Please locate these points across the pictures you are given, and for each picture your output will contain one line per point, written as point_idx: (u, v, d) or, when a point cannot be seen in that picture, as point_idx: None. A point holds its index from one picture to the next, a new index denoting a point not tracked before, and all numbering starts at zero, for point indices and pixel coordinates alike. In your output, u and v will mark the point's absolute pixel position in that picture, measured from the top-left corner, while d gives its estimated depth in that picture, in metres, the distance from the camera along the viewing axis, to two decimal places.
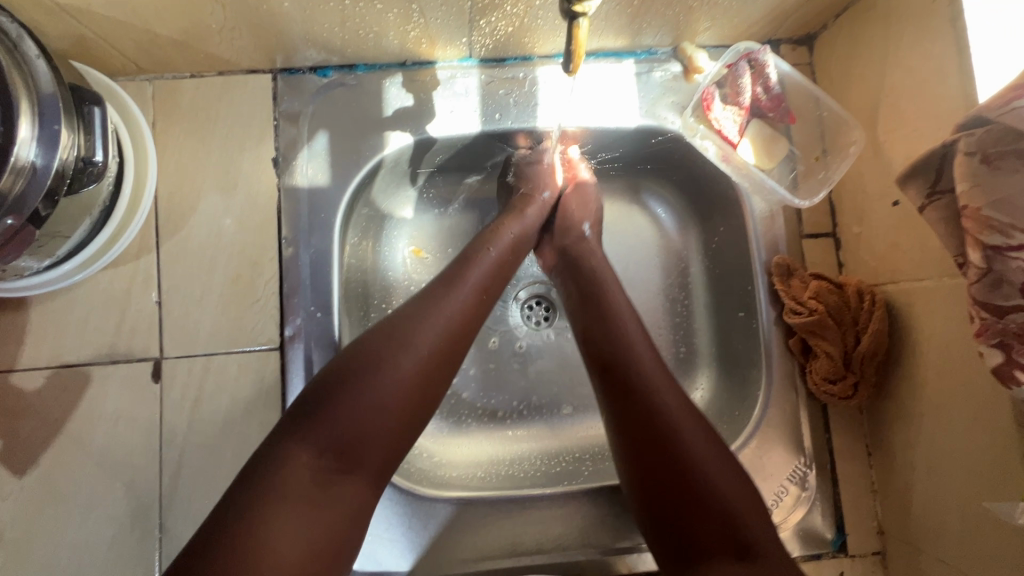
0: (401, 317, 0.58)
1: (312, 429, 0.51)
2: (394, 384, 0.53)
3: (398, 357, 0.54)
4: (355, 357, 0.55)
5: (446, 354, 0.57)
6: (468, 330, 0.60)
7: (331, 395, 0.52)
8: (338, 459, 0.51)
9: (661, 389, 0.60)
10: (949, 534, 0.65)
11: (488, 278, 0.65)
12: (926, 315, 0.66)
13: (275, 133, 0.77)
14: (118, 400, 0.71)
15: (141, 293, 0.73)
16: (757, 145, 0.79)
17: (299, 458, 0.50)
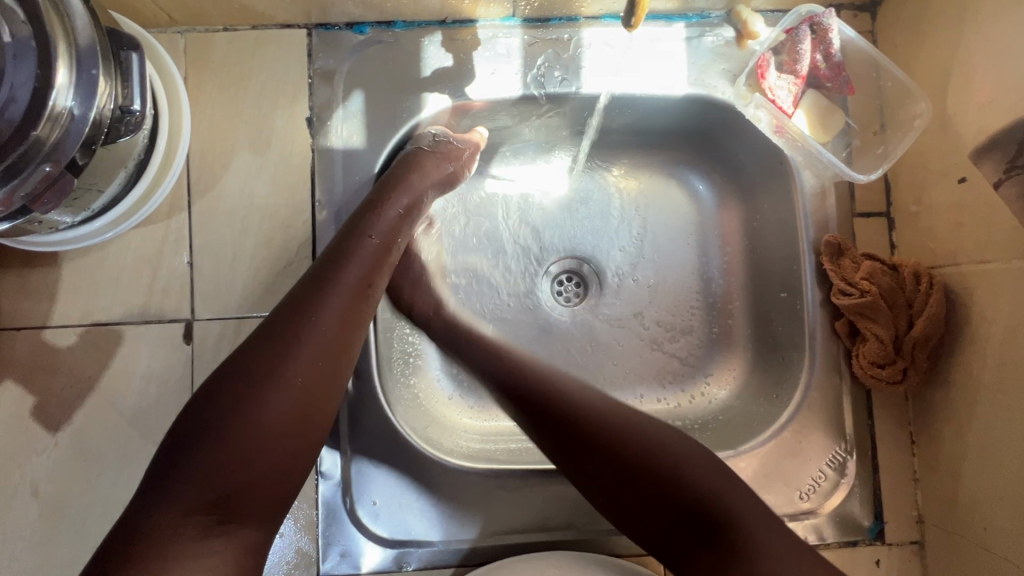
0: (260, 344, 0.52)
1: (170, 488, 0.46)
2: (263, 420, 0.49)
3: (265, 389, 0.50)
4: (211, 399, 0.50)
5: (322, 369, 0.53)
6: (345, 341, 0.55)
7: (190, 447, 0.47)
8: (214, 511, 0.46)
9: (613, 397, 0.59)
10: (998, 526, 0.63)
11: (365, 274, 0.60)
12: (989, 298, 0.63)
13: (309, 91, 0.74)
14: (151, 360, 0.71)
15: (173, 253, 0.72)
16: (813, 117, 0.75)
17: (170, 514, 0.45)
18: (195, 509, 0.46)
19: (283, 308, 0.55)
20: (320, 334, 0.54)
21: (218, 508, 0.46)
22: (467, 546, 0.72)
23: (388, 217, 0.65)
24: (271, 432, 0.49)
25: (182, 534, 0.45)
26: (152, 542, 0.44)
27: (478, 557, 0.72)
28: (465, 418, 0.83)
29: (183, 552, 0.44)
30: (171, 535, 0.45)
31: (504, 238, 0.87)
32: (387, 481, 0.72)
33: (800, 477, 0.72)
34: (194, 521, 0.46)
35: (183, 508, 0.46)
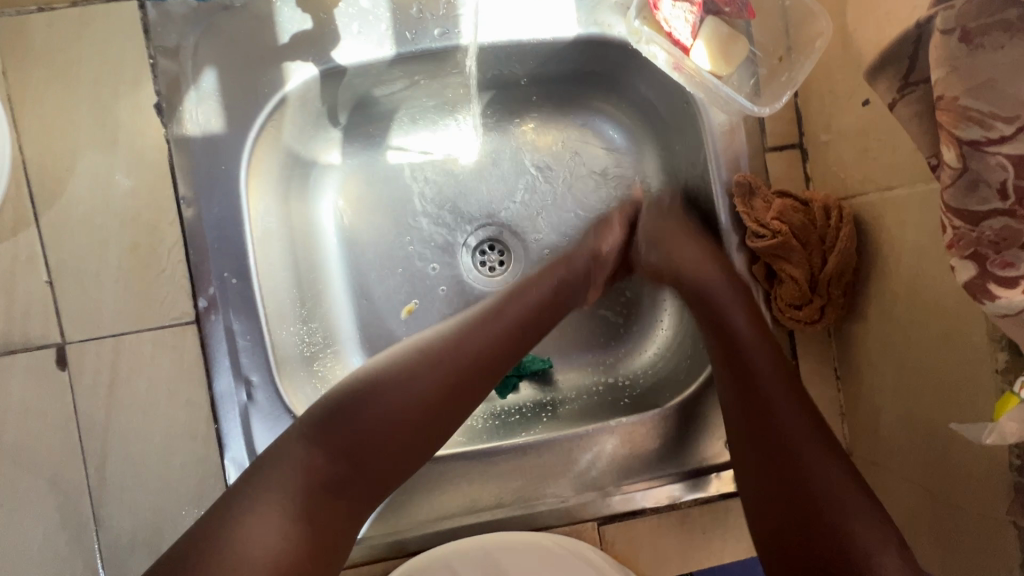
0: (443, 348, 0.59)
1: (322, 431, 0.54)
2: (406, 397, 0.55)
3: (414, 382, 0.56)
4: (378, 371, 0.57)
5: (471, 370, 0.58)
6: (498, 355, 0.60)
7: (352, 404, 0.55)
8: (342, 466, 0.54)
9: (757, 347, 0.62)
10: (914, 456, 0.62)
11: (541, 301, 0.65)
12: (897, 226, 0.60)
13: (152, 74, 0.66)
14: (25, 391, 0.65)
15: (28, 274, 0.65)
16: (713, 48, 0.68)
17: (312, 460, 0.53)
18: (331, 456, 0.54)
19: (477, 316, 0.62)
20: (481, 344, 0.60)
21: (350, 467, 0.54)
22: (398, 538, 0.70)
23: (591, 245, 0.72)
24: (413, 423, 0.55)
25: (320, 474, 0.53)
26: (281, 466, 0.53)
27: (410, 547, 0.70)
28: None
29: (299, 484, 0.53)
30: (296, 476, 0.53)
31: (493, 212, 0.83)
32: None
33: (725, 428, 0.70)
34: (322, 467, 0.54)
35: (314, 451, 0.54)
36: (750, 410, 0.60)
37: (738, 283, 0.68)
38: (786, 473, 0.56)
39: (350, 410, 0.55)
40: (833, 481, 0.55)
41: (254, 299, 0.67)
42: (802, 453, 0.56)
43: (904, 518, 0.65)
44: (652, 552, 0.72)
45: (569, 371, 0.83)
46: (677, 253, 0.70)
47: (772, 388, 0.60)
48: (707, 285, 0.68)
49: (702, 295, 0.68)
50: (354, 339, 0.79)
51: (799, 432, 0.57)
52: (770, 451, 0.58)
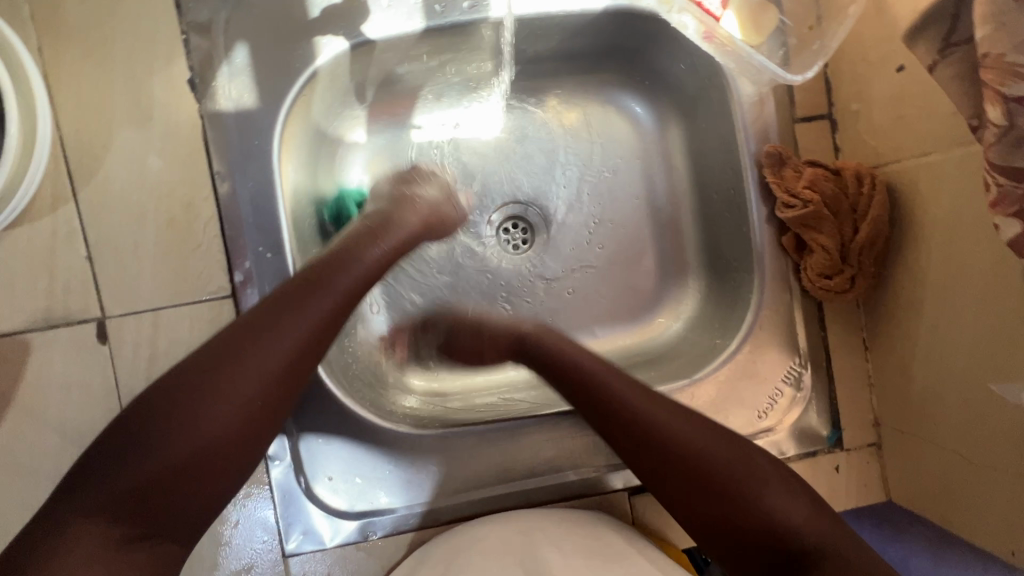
0: (214, 356, 0.51)
1: (105, 488, 0.46)
2: (207, 421, 0.49)
3: (204, 403, 0.49)
4: (161, 391, 0.50)
5: (266, 380, 0.52)
6: (304, 363, 0.55)
7: (134, 443, 0.47)
8: (139, 517, 0.47)
9: (666, 425, 0.59)
10: (947, 422, 0.63)
11: (337, 304, 0.57)
12: (932, 192, 0.60)
13: (185, 50, 0.66)
14: (67, 364, 0.66)
15: (67, 249, 0.66)
16: (743, 16, 0.69)
17: (87, 523, 0.45)
18: (118, 509, 0.46)
19: (235, 326, 0.53)
20: (280, 350, 0.53)
21: (143, 518, 0.47)
22: (432, 508, 0.71)
23: (371, 254, 0.63)
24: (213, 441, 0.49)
25: (93, 541, 0.45)
26: (69, 543, 0.44)
27: (444, 516, 0.71)
28: (423, 382, 0.80)
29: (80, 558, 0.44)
30: (88, 550, 0.44)
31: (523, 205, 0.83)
32: (340, 455, 0.70)
33: (755, 398, 0.71)
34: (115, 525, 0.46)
35: (102, 513, 0.46)
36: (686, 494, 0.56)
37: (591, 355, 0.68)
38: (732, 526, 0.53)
39: (126, 457, 0.47)
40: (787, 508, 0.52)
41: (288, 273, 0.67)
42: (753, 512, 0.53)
43: (938, 483, 0.65)
44: (682, 522, 0.73)
45: (607, 342, 0.83)
46: None
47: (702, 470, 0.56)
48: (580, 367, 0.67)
49: (592, 384, 0.65)
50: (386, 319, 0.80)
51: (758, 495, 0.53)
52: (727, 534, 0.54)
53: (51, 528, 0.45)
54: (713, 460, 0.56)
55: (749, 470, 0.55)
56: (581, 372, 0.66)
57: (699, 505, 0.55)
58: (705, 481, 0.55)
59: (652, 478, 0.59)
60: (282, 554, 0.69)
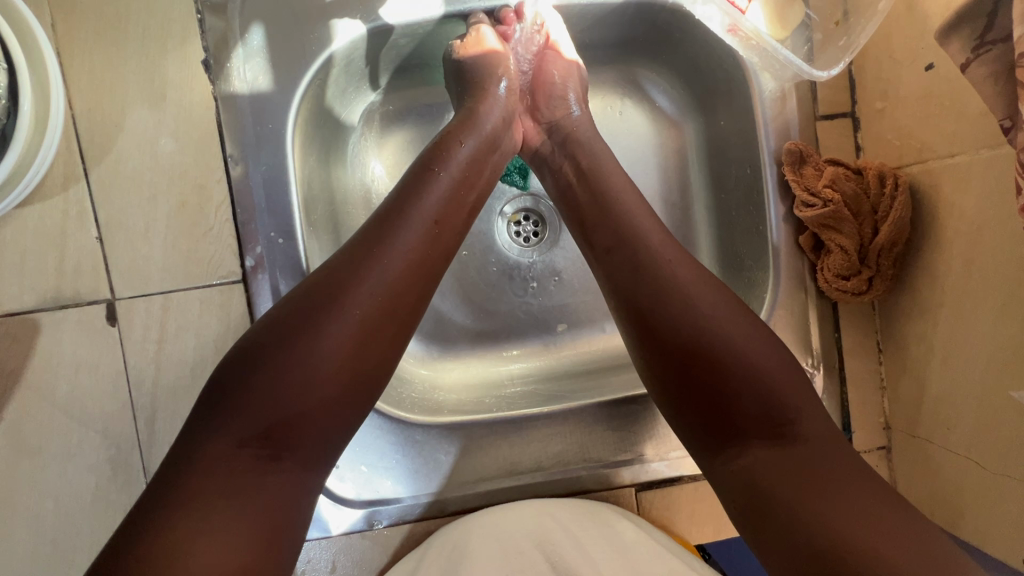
0: (327, 278, 0.49)
1: (234, 414, 0.46)
2: (320, 349, 0.47)
3: (323, 322, 0.47)
4: (274, 323, 0.48)
5: (379, 300, 0.49)
6: (415, 285, 0.52)
7: (244, 378, 0.46)
8: (261, 445, 0.46)
9: (692, 291, 0.52)
10: (961, 428, 0.62)
11: (438, 213, 0.55)
12: (957, 195, 0.59)
13: (201, 30, 0.65)
14: (77, 345, 0.66)
15: (78, 230, 0.65)
16: (770, 8, 0.69)
17: (217, 450, 0.45)
18: (241, 438, 0.45)
19: (348, 249, 0.51)
20: (389, 273, 0.50)
21: (267, 443, 0.46)
22: (438, 498, 0.71)
23: (460, 152, 0.59)
24: (326, 366, 0.47)
25: (234, 465, 0.45)
26: (201, 470, 0.44)
27: (450, 507, 0.71)
28: (432, 371, 0.80)
29: (222, 480, 0.44)
30: (218, 474, 0.44)
31: (537, 197, 0.82)
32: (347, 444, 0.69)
33: None
34: (236, 455, 0.45)
35: (231, 443, 0.45)
36: (693, 374, 0.49)
37: (639, 199, 0.59)
38: (724, 400, 0.48)
39: (249, 384, 0.46)
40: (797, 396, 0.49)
41: (300, 259, 0.67)
42: (748, 384, 0.48)
43: (949, 489, 0.65)
44: (688, 520, 0.73)
45: (618, 338, 0.83)
46: (581, 156, 0.63)
47: (717, 340, 0.49)
48: (625, 218, 0.57)
49: (630, 240, 0.55)
50: None
51: (760, 366, 0.49)
52: (727, 417, 0.48)
53: (185, 459, 0.45)
54: (754, 368, 0.49)
55: (784, 382, 0.49)
56: (614, 232, 0.57)
57: (716, 410, 0.49)
58: (733, 378, 0.48)
59: (659, 355, 0.51)
60: None
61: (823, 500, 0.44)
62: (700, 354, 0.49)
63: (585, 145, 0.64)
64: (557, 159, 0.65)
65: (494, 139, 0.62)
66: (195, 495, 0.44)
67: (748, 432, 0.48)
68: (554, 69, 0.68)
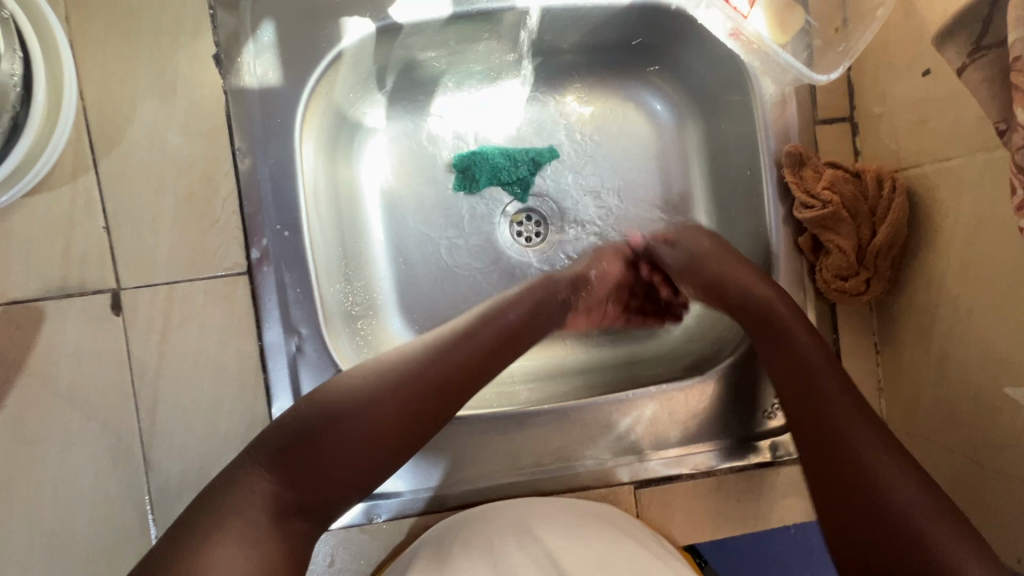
0: (408, 358, 0.57)
1: (283, 458, 0.51)
2: (380, 417, 0.54)
3: (388, 393, 0.54)
4: (348, 386, 0.55)
5: (438, 386, 0.56)
6: (469, 379, 0.59)
7: (312, 429, 0.52)
8: (298, 491, 0.51)
9: (839, 404, 0.58)
10: (958, 428, 0.63)
11: (518, 312, 0.63)
12: (953, 198, 0.61)
13: (212, 25, 0.66)
14: (81, 334, 0.66)
15: (86, 220, 0.66)
16: (770, 17, 0.70)
17: (259, 482, 0.50)
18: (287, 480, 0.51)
19: (432, 340, 0.59)
20: (457, 364, 0.58)
21: (309, 493, 0.51)
22: (438, 494, 0.71)
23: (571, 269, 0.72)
24: (377, 432, 0.53)
25: (270, 501, 0.50)
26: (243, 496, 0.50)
27: (450, 502, 0.71)
28: None
29: (252, 508, 0.49)
30: (254, 502, 0.49)
31: (540, 197, 0.82)
32: None
33: None
34: (282, 494, 0.51)
35: (272, 475, 0.51)
36: (840, 488, 0.55)
37: (789, 304, 0.66)
38: (871, 519, 0.52)
39: (313, 436, 0.52)
40: (915, 503, 0.51)
41: (305, 251, 0.67)
42: (882, 501, 0.52)
43: (945, 489, 0.65)
44: (686, 518, 0.73)
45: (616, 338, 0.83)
46: (732, 285, 0.68)
47: (860, 456, 0.55)
48: (776, 321, 0.65)
49: (795, 350, 0.63)
50: (392, 304, 0.79)
51: (896, 490, 0.52)
52: (872, 532, 0.52)
53: (228, 483, 0.51)
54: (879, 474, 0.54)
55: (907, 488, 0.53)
56: (739, 309, 0.68)
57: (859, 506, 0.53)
58: (864, 497, 0.53)
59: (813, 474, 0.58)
60: None
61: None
62: (848, 468, 0.55)
63: (725, 268, 0.69)
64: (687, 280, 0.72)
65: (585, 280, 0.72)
66: (235, 515, 0.48)
67: (883, 552, 0.51)
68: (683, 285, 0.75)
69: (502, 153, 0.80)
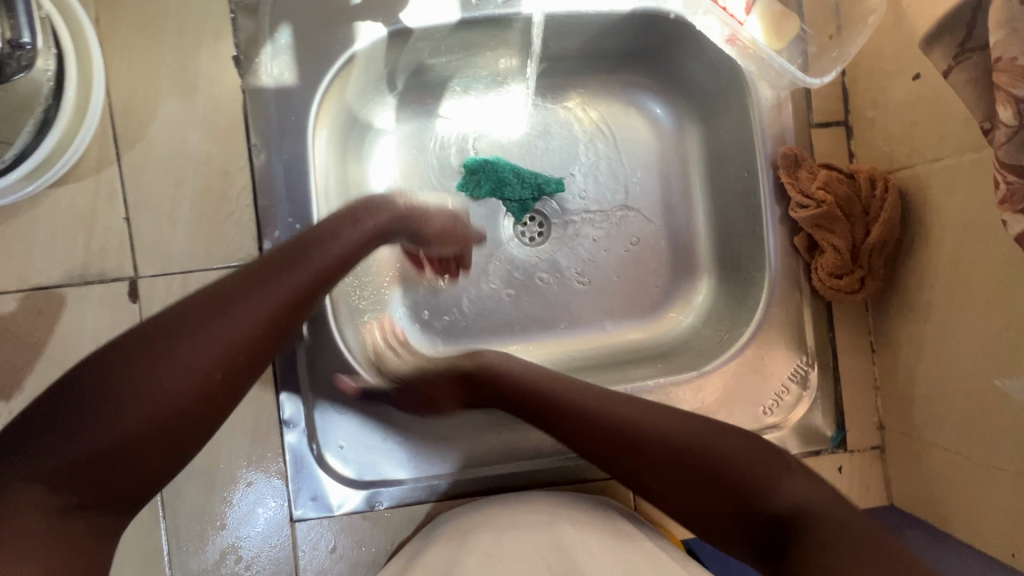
0: (158, 321, 0.46)
1: (73, 472, 0.41)
2: (146, 398, 0.43)
3: (142, 366, 0.43)
4: (105, 354, 0.44)
5: (229, 357, 0.46)
6: (261, 341, 0.49)
7: (65, 416, 0.41)
8: (75, 492, 0.41)
9: (675, 437, 0.55)
10: (953, 424, 0.64)
11: (305, 283, 0.53)
12: (944, 197, 0.62)
13: (233, 28, 0.70)
14: (99, 319, 0.69)
15: (108, 211, 0.69)
16: (766, 24, 0.73)
17: (29, 499, 0.40)
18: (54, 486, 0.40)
19: (173, 308, 0.47)
20: (233, 329, 0.47)
21: (83, 492, 0.41)
22: (438, 483, 0.72)
23: (376, 225, 0.62)
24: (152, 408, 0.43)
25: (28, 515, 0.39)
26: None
27: (450, 492, 0.73)
28: None
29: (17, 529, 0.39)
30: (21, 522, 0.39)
31: (544, 199, 0.84)
32: (352, 425, 0.71)
33: (761, 394, 0.72)
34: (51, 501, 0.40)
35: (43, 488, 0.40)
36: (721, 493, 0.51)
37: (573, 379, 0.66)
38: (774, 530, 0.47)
39: (63, 422, 0.41)
40: (796, 492, 0.48)
41: None
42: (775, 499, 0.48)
43: (943, 486, 0.65)
44: None
45: (614, 336, 0.84)
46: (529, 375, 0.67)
47: (727, 470, 0.51)
48: (559, 402, 0.63)
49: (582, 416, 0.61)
50: (399, 301, 0.82)
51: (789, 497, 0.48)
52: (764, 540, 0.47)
53: None
54: (742, 468, 0.51)
55: (784, 475, 0.50)
56: (560, 407, 0.63)
57: (783, 530, 0.46)
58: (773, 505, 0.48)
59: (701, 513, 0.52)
60: (290, 518, 0.71)
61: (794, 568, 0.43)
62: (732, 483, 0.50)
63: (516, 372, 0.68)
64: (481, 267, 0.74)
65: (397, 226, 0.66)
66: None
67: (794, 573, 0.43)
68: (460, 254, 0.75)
69: (511, 168, 0.83)
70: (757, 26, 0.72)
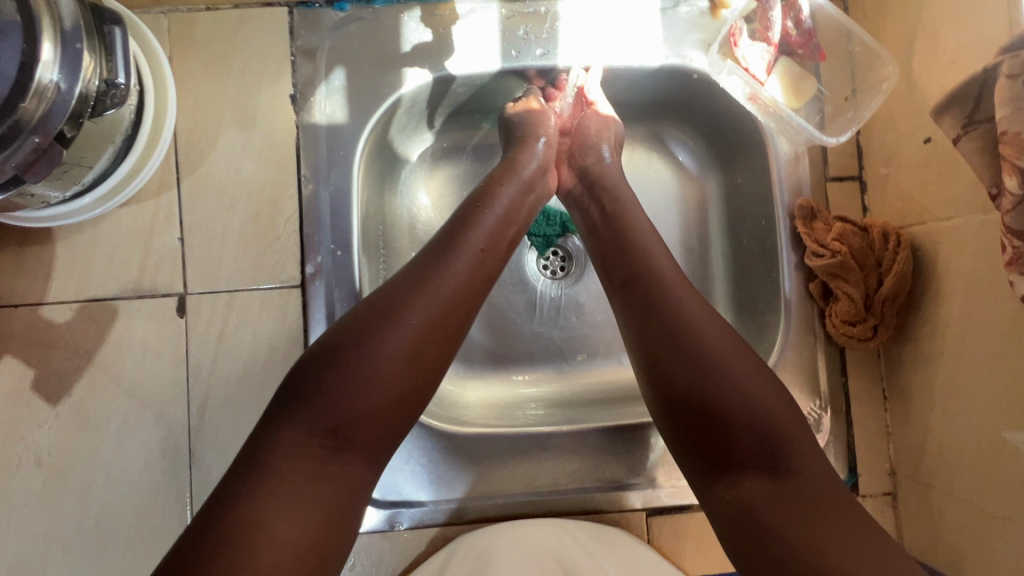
0: (389, 289, 0.54)
1: (328, 421, 0.47)
2: (383, 355, 0.49)
3: (385, 327, 0.50)
4: (343, 327, 0.52)
5: (439, 321, 0.53)
6: (462, 303, 0.55)
7: (318, 376, 0.49)
8: (329, 437, 0.47)
9: (743, 371, 0.52)
10: (963, 473, 0.65)
11: (484, 243, 0.60)
12: (953, 253, 0.66)
13: (292, 69, 0.76)
14: (147, 331, 0.73)
15: (164, 230, 0.74)
16: (786, 84, 0.78)
17: (291, 441, 0.46)
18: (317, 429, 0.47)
19: (395, 281, 0.54)
20: (442, 289, 0.54)
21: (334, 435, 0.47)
22: (456, 506, 0.75)
23: (502, 192, 0.65)
24: (388, 367, 0.49)
25: (302, 455, 0.46)
26: (275, 456, 0.46)
27: (468, 515, 0.75)
28: (464, 389, 0.85)
29: (296, 472, 0.46)
30: (291, 461, 0.46)
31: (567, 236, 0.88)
32: None
33: None
34: (320, 441, 0.47)
35: (305, 430, 0.47)
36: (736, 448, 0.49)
37: (672, 262, 0.60)
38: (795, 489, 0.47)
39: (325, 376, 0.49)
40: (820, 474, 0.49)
41: (353, 272, 0.74)
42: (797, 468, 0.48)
43: (954, 535, 0.67)
44: (694, 548, 0.76)
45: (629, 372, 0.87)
46: (636, 249, 0.62)
47: (769, 418, 0.50)
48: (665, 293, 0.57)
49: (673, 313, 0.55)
50: None
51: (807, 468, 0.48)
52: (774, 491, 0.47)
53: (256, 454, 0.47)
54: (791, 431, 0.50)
55: (802, 440, 0.50)
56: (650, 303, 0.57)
57: (795, 496, 0.47)
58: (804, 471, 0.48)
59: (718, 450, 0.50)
60: None
61: (815, 527, 0.45)
62: (771, 434, 0.49)
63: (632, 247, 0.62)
64: (586, 203, 0.70)
65: (532, 184, 0.69)
66: (266, 487, 0.44)
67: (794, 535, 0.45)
68: (592, 124, 0.75)
69: None
70: (778, 84, 0.78)
